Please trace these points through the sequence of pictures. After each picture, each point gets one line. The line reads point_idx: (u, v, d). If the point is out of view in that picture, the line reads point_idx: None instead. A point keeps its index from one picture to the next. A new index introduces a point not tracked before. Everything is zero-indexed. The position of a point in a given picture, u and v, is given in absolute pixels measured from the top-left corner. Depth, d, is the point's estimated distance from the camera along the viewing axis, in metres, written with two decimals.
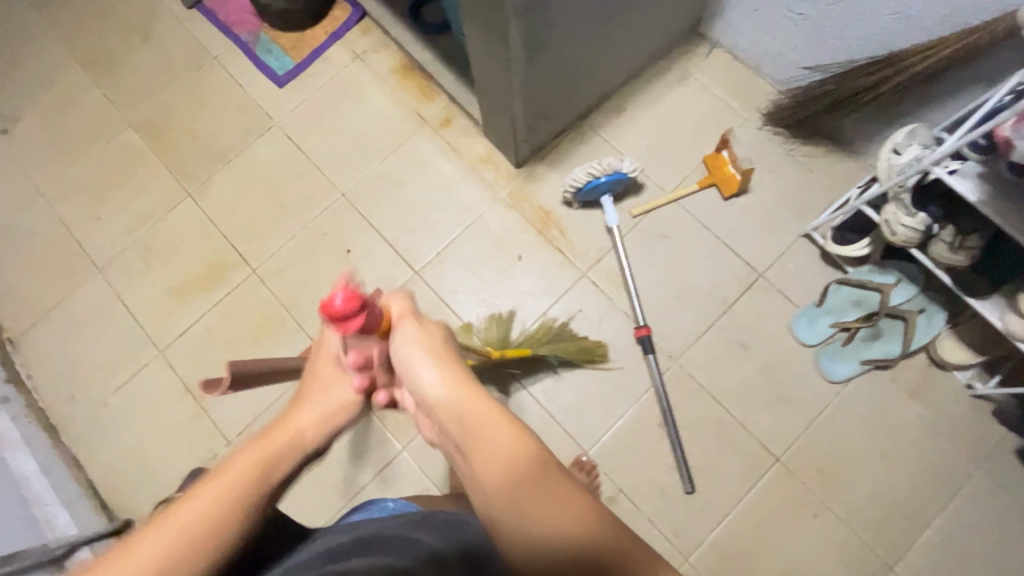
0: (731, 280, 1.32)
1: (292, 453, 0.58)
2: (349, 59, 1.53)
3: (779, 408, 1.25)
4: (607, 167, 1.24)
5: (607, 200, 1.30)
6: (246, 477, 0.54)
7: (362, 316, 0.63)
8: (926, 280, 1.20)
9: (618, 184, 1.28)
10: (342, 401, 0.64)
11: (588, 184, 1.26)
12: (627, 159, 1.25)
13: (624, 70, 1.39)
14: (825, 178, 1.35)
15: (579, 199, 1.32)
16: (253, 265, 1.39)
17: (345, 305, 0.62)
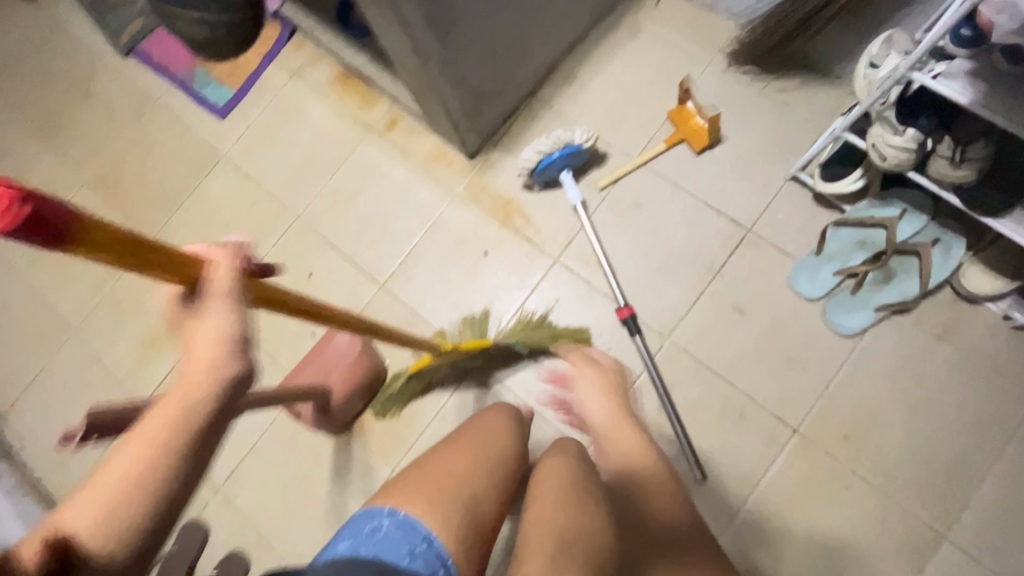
0: (715, 241, 1.19)
1: (202, 399, 0.48)
2: (286, 77, 1.47)
3: (789, 374, 1.12)
4: (557, 140, 1.14)
5: (567, 175, 1.20)
6: (166, 425, 0.47)
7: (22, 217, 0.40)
8: (936, 205, 1.06)
9: (574, 157, 1.17)
10: (221, 331, 0.50)
11: (541, 162, 1.15)
12: (580, 129, 1.14)
13: (566, 34, 1.28)
14: (807, 111, 1.21)
15: (537, 181, 1.23)
16: None
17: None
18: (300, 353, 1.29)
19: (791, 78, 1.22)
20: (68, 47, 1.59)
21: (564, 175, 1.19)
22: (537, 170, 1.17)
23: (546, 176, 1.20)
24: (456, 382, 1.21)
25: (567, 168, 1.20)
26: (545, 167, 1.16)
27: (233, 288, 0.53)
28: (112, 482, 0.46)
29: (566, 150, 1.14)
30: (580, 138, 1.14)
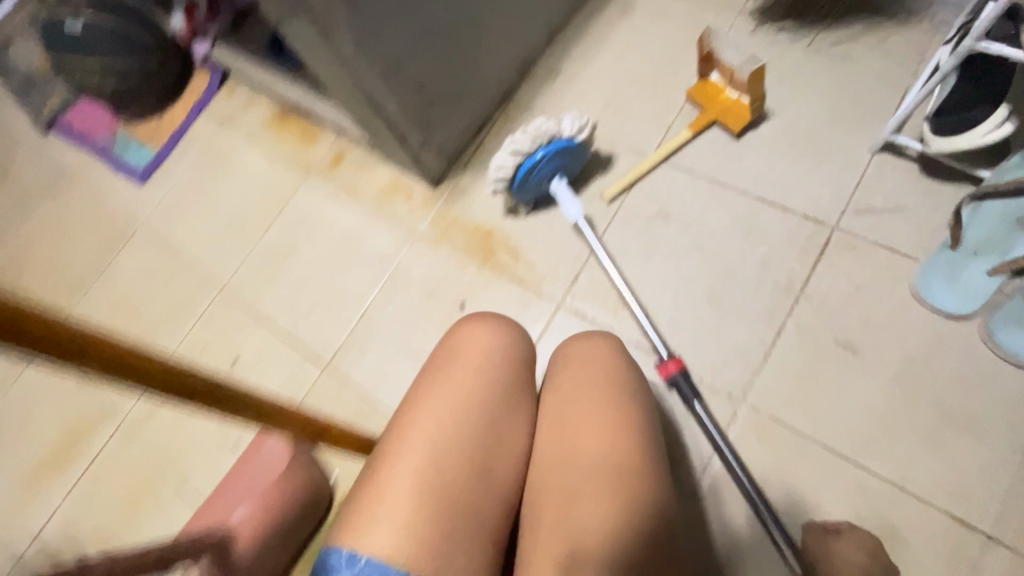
0: (787, 249, 0.82)
1: None
2: (217, 127, 1.23)
3: (951, 441, 0.70)
4: (538, 135, 0.80)
5: (558, 185, 0.87)
6: None
7: None
8: None
9: (565, 157, 0.84)
10: None
11: (521, 169, 0.83)
12: (566, 117, 0.81)
13: (540, 18, 1.01)
14: (882, 62, 0.87)
15: (522, 199, 0.90)
16: (118, 415, 1.01)
17: None
18: (221, 473, 0.93)
19: (849, 25, 0.90)
20: None
21: (558, 182, 0.86)
22: (518, 182, 0.85)
23: (534, 190, 0.88)
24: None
25: (557, 175, 0.87)
26: (526, 175, 0.83)
27: None
28: None
29: (553, 145, 0.82)
30: (570, 130, 0.81)
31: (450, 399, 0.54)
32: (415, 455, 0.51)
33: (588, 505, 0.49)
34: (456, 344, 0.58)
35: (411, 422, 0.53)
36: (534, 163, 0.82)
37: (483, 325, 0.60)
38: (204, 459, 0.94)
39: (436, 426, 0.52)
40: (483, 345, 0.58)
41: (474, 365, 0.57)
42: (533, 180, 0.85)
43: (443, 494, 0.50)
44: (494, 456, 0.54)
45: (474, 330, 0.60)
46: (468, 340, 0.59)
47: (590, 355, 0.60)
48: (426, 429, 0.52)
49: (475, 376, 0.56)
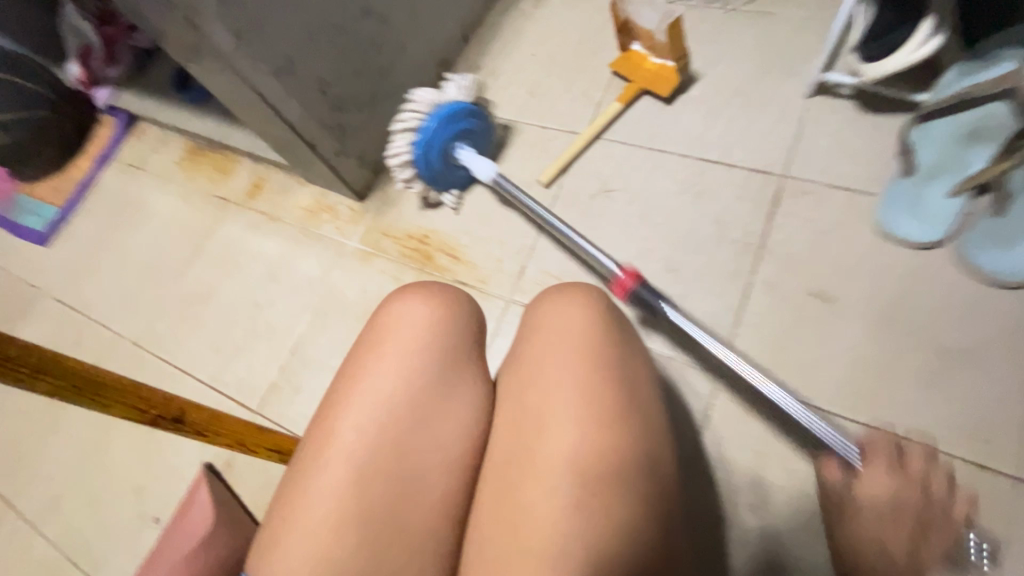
0: (739, 206, 0.77)
1: None
2: (126, 174, 1.13)
3: (951, 381, 0.63)
4: (422, 104, 0.78)
5: (466, 153, 0.81)
6: None
7: None
8: None
9: (462, 121, 0.80)
10: None
11: (417, 146, 0.79)
12: (447, 84, 0.80)
13: (452, 14, 0.97)
14: (800, 10, 0.85)
15: (439, 185, 0.85)
16: (17, 507, 0.86)
17: None
18: (141, 556, 0.78)
19: None
20: None
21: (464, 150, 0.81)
22: (422, 167, 0.81)
23: (451, 173, 0.84)
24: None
25: (461, 144, 0.82)
26: (426, 155, 0.80)
27: None
28: None
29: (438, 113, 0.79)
30: (453, 94, 0.79)
31: (376, 393, 0.45)
32: (334, 469, 0.42)
33: (546, 499, 0.39)
34: (382, 326, 0.48)
35: (328, 429, 0.44)
36: (424, 137, 0.78)
37: (418, 300, 0.49)
38: (121, 543, 0.80)
39: (356, 433, 0.43)
40: (414, 324, 0.47)
41: (402, 353, 0.46)
42: (435, 158, 0.81)
43: (371, 509, 0.41)
44: (436, 455, 0.44)
45: (406, 306, 0.49)
46: (397, 320, 0.48)
47: (554, 314, 0.47)
48: (344, 439, 0.43)
49: (402, 369, 0.46)
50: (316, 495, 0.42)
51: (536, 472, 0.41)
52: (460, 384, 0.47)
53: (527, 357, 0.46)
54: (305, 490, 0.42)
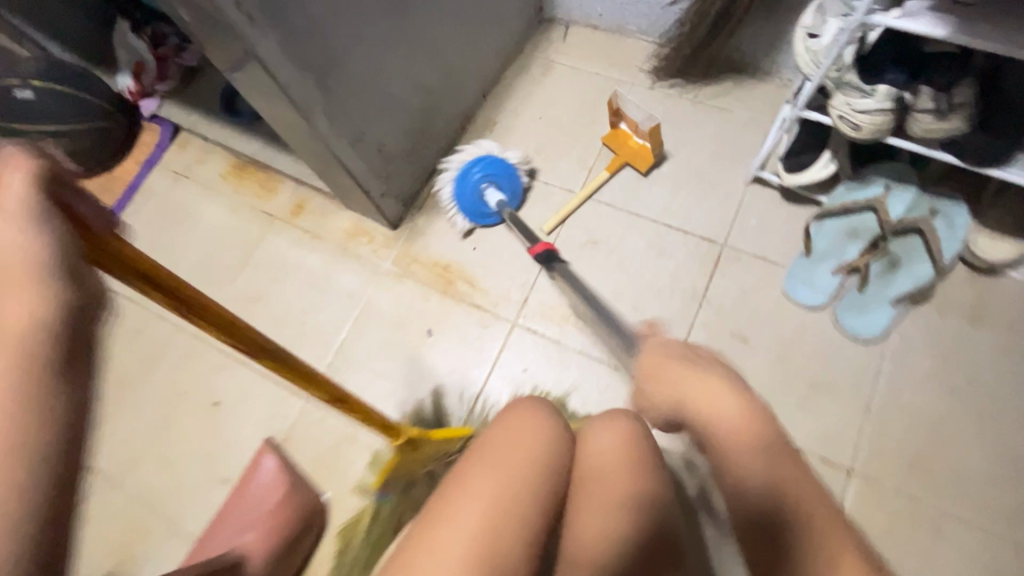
0: (691, 265, 1.03)
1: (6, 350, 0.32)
2: (173, 181, 1.28)
3: (820, 401, 0.92)
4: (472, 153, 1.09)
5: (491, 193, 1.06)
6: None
7: None
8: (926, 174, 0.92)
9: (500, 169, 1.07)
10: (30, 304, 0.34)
11: (457, 178, 1.07)
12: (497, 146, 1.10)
13: (476, 80, 1.17)
14: (747, 113, 1.11)
15: (468, 218, 1.08)
16: (98, 468, 1.04)
17: None
18: (214, 508, 0.99)
19: (721, 84, 1.14)
20: None
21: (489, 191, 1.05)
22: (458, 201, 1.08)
23: (477, 210, 1.07)
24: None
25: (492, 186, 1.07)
26: (461, 192, 1.06)
27: (38, 209, 0.35)
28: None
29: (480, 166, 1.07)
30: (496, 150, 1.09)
31: (502, 478, 0.59)
32: (469, 536, 0.55)
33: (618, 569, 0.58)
34: (504, 429, 0.64)
35: (462, 503, 0.57)
36: (463, 179, 1.06)
37: (529, 414, 0.66)
38: (196, 498, 1.00)
39: (486, 509, 0.57)
40: (527, 432, 0.64)
41: (518, 452, 0.62)
42: (467, 194, 1.07)
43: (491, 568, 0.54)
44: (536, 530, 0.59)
45: (522, 413, 0.66)
46: (514, 428, 0.64)
47: (617, 432, 0.67)
48: (476, 513, 0.57)
49: (520, 462, 0.61)
50: (451, 556, 0.54)
51: (608, 557, 0.58)
52: (553, 478, 0.62)
53: (602, 462, 0.65)
54: (439, 546, 0.55)
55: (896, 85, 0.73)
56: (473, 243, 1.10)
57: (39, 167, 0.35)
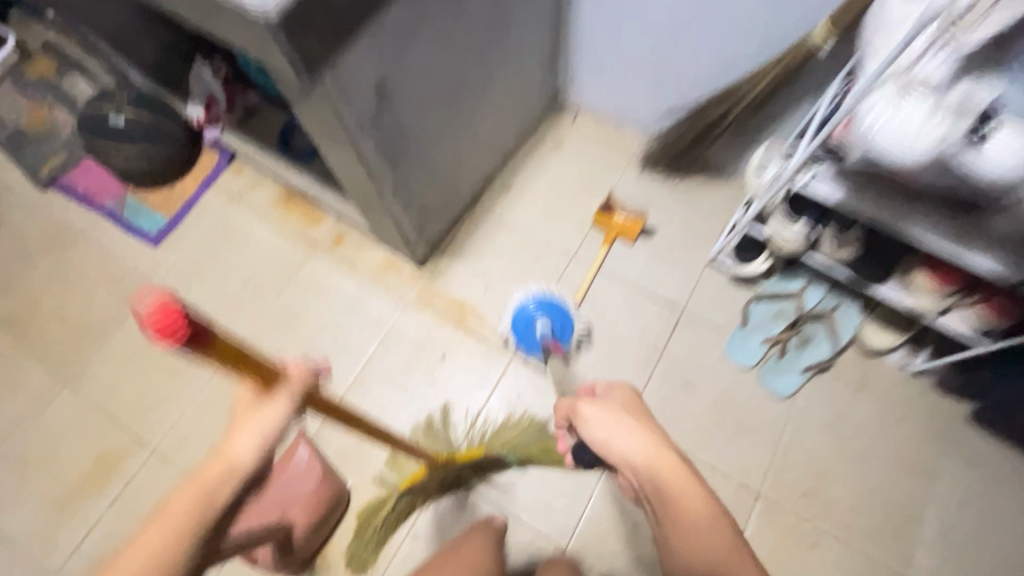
0: (657, 324, 1.31)
1: (224, 492, 0.52)
2: (227, 201, 1.48)
3: (741, 440, 1.21)
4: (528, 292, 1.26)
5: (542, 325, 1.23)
6: (201, 490, 0.52)
7: (181, 338, 0.46)
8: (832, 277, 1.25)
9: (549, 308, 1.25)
10: (267, 432, 0.55)
11: (514, 313, 1.25)
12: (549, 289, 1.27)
13: (499, 151, 1.42)
14: (712, 205, 1.40)
15: (517, 341, 1.26)
16: (151, 445, 1.22)
17: (159, 325, 0.45)
18: None
19: (695, 178, 1.42)
20: None
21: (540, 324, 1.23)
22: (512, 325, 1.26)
23: (527, 339, 1.24)
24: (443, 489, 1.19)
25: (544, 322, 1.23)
26: (516, 318, 1.24)
27: (294, 404, 0.57)
28: (161, 527, 0.50)
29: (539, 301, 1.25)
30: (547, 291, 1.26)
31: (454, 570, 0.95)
32: None
33: None
34: (461, 545, 1.02)
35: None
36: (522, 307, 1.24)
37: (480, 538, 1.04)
38: None
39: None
40: (477, 545, 1.01)
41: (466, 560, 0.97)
42: (522, 327, 1.24)
43: None
44: None
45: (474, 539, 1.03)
46: (468, 543, 1.02)
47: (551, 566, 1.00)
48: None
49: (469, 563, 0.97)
50: None
51: None
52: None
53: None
54: None
55: (810, 223, 1.03)
56: (485, 286, 1.35)
57: (313, 377, 0.59)
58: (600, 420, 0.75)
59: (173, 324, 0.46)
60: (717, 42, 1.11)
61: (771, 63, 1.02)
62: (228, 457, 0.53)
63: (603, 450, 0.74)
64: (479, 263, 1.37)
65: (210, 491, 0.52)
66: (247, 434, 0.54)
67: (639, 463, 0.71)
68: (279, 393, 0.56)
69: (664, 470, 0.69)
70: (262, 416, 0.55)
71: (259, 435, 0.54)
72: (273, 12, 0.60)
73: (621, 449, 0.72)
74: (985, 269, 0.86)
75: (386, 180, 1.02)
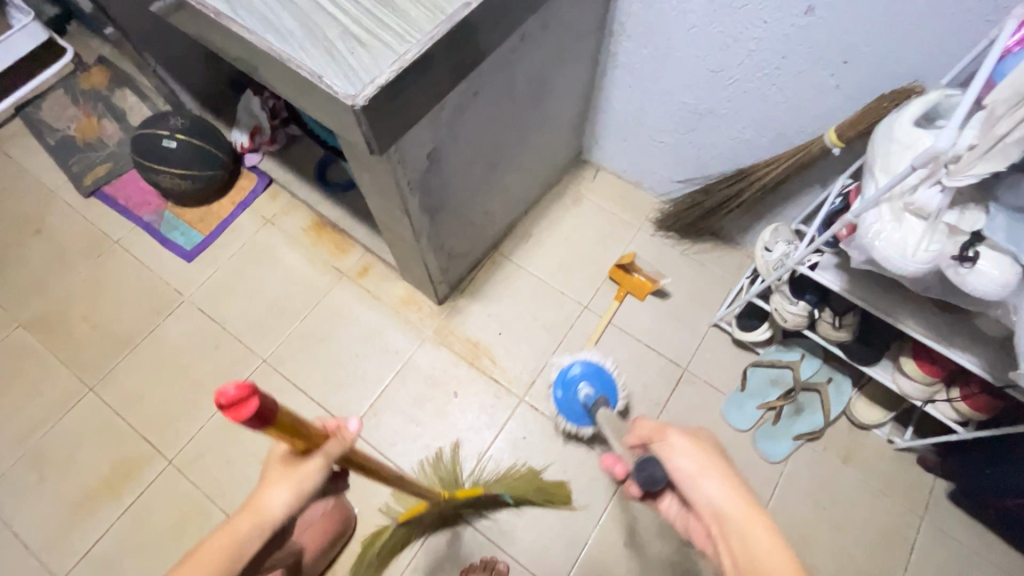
0: (660, 380, 1.38)
1: (252, 537, 0.64)
2: (260, 224, 1.54)
3: None
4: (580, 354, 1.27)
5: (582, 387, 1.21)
6: (239, 531, 0.64)
7: (258, 401, 0.58)
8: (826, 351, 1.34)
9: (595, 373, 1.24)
10: (301, 482, 0.68)
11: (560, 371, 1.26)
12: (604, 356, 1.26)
13: (524, 201, 1.51)
14: (718, 271, 1.49)
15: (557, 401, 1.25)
16: (168, 456, 1.27)
17: (237, 393, 0.56)
18: None
19: (704, 243, 1.51)
20: (26, 186, 1.58)
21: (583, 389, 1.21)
22: (556, 392, 1.26)
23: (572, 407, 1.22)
24: (443, 523, 1.25)
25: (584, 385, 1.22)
26: (559, 383, 1.24)
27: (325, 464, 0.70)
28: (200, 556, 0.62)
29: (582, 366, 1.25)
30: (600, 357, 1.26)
31: None
32: None
33: None
34: None
35: None
36: (564, 372, 1.25)
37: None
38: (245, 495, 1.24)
39: None
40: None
41: None
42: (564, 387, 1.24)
43: None
44: None
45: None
46: None
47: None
48: None
49: None
50: None
51: None
52: None
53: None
54: None
55: (811, 303, 1.10)
56: (499, 329, 1.42)
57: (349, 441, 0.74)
58: (692, 460, 0.72)
59: (246, 394, 0.57)
60: (737, 128, 1.21)
61: (785, 154, 1.13)
62: (263, 504, 0.65)
63: (685, 486, 0.72)
64: (495, 306, 1.45)
65: (246, 529, 0.64)
66: (281, 486, 0.67)
67: (727, 511, 0.67)
68: (311, 455, 0.69)
69: (754, 526, 0.64)
70: (295, 471, 0.67)
71: (292, 487, 0.66)
72: (359, 99, 0.65)
73: (709, 492, 0.69)
74: (970, 365, 0.92)
75: (424, 230, 1.10)
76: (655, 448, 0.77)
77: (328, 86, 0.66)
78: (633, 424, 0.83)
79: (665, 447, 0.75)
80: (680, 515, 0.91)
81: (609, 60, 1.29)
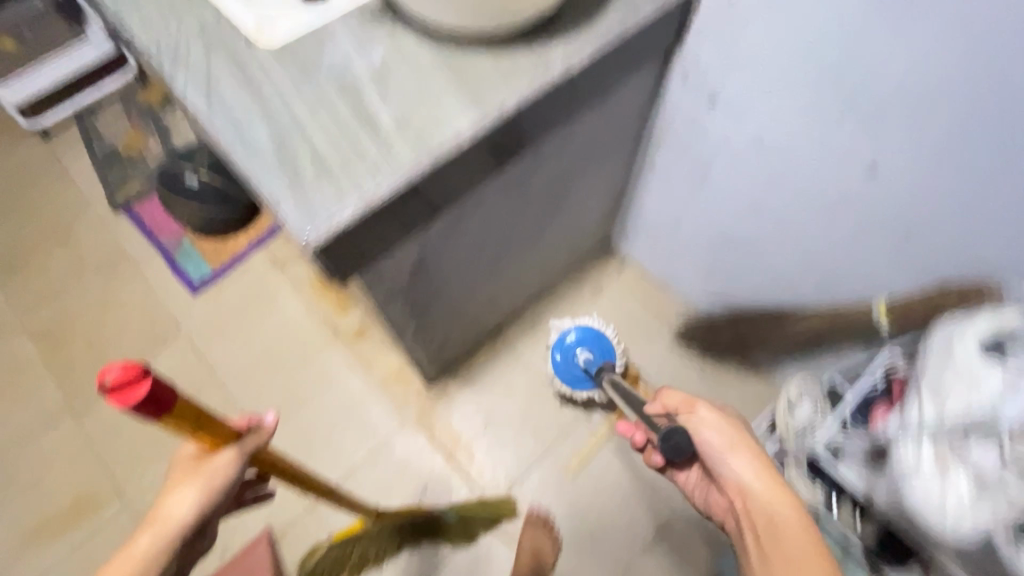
0: (647, 518, 1.25)
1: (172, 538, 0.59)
2: (269, 266, 1.52)
3: None
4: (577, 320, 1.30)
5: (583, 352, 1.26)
6: (158, 536, 0.59)
7: (151, 387, 0.50)
8: None
9: (593, 339, 1.28)
10: (214, 479, 0.62)
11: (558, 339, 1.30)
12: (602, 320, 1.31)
13: (537, 287, 1.40)
14: (738, 402, 1.33)
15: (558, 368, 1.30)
16: (127, 499, 1.25)
17: (118, 380, 0.48)
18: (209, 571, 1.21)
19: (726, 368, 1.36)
20: (63, 193, 1.63)
21: (580, 354, 1.26)
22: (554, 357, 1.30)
23: (571, 372, 1.27)
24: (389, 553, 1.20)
25: (585, 351, 1.26)
26: (557, 349, 1.29)
27: (237, 461, 0.63)
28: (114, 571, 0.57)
29: (578, 333, 1.29)
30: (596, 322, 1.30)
31: None
32: None
33: None
34: None
35: None
36: (562, 339, 1.29)
37: None
38: None
39: None
40: None
41: None
42: (565, 353, 1.28)
43: None
44: None
45: None
46: None
47: None
48: None
49: None
50: None
51: None
52: None
53: None
54: None
55: (829, 487, 0.96)
56: (485, 424, 1.33)
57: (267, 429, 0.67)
58: (719, 435, 0.81)
59: (134, 380, 0.48)
60: (775, 265, 1.08)
61: (822, 312, 1.05)
62: (166, 511, 0.60)
63: (712, 458, 0.80)
64: (486, 396, 1.35)
65: (165, 530, 0.59)
66: (188, 488, 0.61)
67: (752, 485, 0.76)
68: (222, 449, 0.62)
69: (776, 500, 0.73)
70: (202, 472, 0.61)
71: (197, 487, 0.60)
72: (312, 241, 0.59)
73: (735, 467, 0.78)
74: None
75: (408, 330, 1.02)
76: (682, 420, 0.85)
77: (284, 218, 0.60)
78: (660, 395, 0.91)
79: (695, 420, 0.84)
80: (698, 487, 0.92)
81: (645, 164, 1.18)
